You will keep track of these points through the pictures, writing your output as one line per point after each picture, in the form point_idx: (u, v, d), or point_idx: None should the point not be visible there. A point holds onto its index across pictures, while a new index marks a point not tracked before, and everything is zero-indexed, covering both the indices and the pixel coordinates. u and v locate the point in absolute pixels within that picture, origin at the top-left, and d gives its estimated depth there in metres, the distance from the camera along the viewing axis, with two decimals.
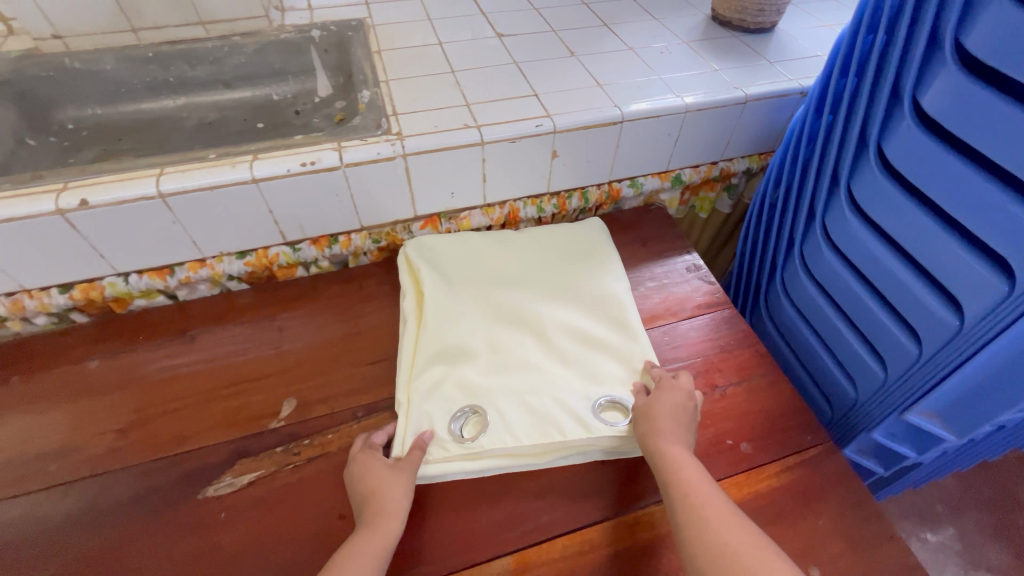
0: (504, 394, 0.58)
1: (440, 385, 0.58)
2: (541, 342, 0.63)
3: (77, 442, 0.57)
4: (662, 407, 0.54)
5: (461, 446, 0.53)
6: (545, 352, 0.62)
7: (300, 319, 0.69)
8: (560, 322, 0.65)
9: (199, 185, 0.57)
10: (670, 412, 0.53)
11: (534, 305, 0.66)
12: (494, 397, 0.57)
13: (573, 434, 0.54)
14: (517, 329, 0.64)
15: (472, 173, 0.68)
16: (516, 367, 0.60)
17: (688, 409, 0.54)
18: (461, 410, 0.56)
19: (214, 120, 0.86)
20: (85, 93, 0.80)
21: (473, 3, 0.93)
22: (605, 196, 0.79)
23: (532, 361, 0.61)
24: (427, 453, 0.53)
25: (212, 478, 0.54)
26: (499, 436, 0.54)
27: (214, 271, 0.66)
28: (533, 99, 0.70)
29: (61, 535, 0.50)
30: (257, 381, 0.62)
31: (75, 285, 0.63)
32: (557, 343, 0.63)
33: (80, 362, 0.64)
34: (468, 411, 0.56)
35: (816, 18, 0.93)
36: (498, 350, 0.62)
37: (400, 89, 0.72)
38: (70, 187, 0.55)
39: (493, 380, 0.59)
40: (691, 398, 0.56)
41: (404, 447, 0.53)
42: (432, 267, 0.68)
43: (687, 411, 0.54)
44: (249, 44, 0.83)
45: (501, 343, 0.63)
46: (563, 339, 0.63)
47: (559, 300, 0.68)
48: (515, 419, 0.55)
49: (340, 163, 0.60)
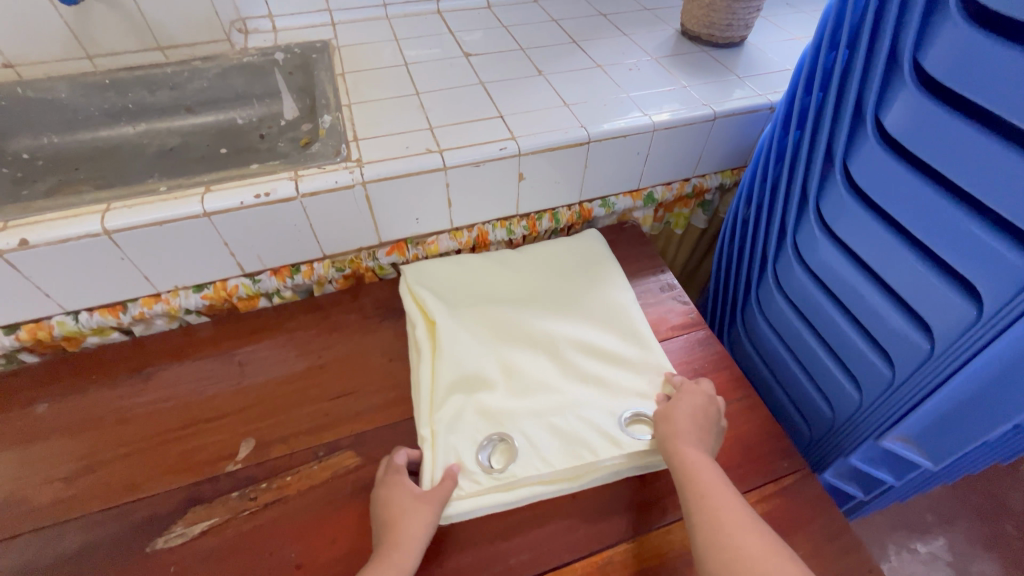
0: (527, 417, 0.56)
1: (462, 416, 0.56)
2: (554, 361, 0.62)
3: (21, 493, 0.54)
4: (684, 411, 0.54)
5: (492, 477, 0.51)
6: (561, 371, 0.61)
7: (261, 352, 0.66)
8: (573, 337, 0.64)
9: (146, 221, 0.54)
10: (691, 415, 0.53)
11: (545, 322, 0.65)
12: (518, 422, 0.55)
13: (606, 452, 0.53)
14: (530, 351, 0.63)
15: (437, 198, 0.66)
16: (536, 390, 0.59)
17: (708, 412, 0.54)
18: (487, 439, 0.54)
19: (176, 146, 0.83)
20: (39, 122, 0.78)
21: (441, 22, 0.92)
22: (576, 216, 0.78)
23: (551, 381, 0.60)
24: (458, 486, 0.51)
25: (163, 528, 0.52)
26: (531, 460, 0.52)
27: (170, 306, 0.64)
28: (498, 121, 0.69)
29: None
30: (214, 421, 0.60)
31: (22, 325, 0.61)
32: (572, 360, 0.62)
33: (27, 406, 0.61)
34: (495, 439, 0.54)
35: (786, 31, 0.93)
36: (514, 373, 0.61)
37: (362, 113, 0.70)
38: (10, 227, 0.53)
39: (515, 406, 0.57)
40: (713, 401, 0.56)
41: (434, 481, 0.51)
42: (436, 294, 0.66)
43: (709, 416, 0.54)
44: (210, 68, 0.81)
45: (516, 364, 0.61)
46: (575, 356, 0.62)
47: (572, 314, 0.67)
48: (544, 444, 0.54)
49: (296, 193, 0.58)
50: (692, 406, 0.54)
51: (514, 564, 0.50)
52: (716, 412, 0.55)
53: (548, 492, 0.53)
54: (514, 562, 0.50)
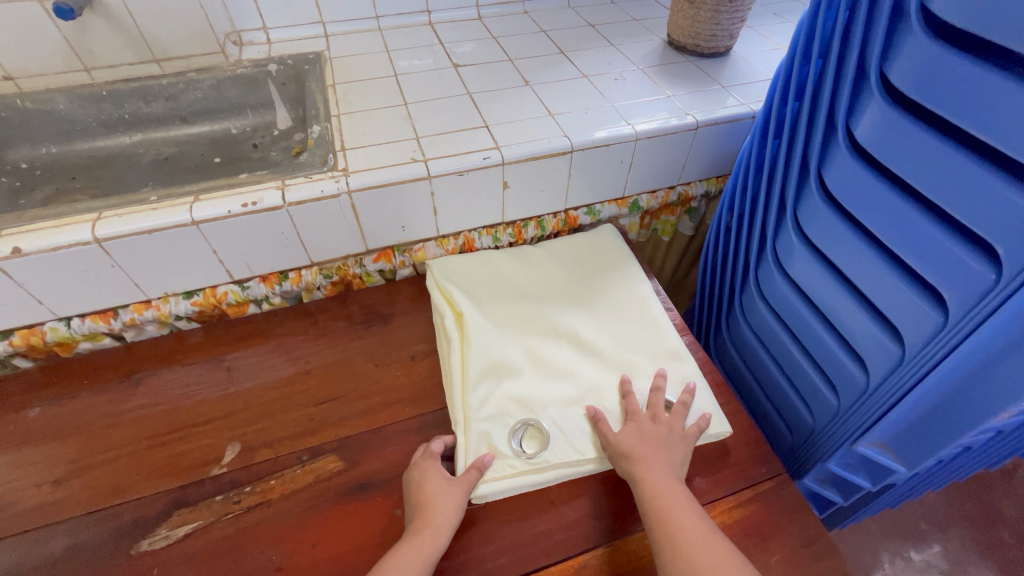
0: (554, 404, 0.59)
1: (491, 402, 0.58)
2: (577, 348, 0.66)
3: (11, 496, 0.55)
4: (633, 435, 0.54)
5: (527, 461, 0.54)
6: (583, 359, 0.65)
7: (249, 358, 0.67)
8: (593, 328, 0.68)
9: (137, 230, 0.56)
10: (641, 438, 0.54)
11: (567, 314, 0.69)
12: (547, 408, 0.58)
13: None
14: (553, 342, 0.66)
15: (423, 206, 0.67)
16: (561, 378, 0.62)
17: (666, 429, 0.55)
18: (517, 425, 0.57)
19: (171, 156, 0.85)
20: (37, 133, 0.80)
21: (432, 33, 0.94)
22: (562, 223, 0.79)
23: (574, 368, 0.63)
24: (484, 472, 0.53)
25: (147, 531, 0.53)
26: (562, 446, 0.55)
27: (160, 312, 0.66)
28: (483, 131, 0.70)
29: None
30: (202, 425, 0.61)
31: (15, 331, 0.62)
32: (594, 348, 0.65)
33: (19, 411, 0.62)
34: (527, 424, 0.57)
35: (772, 41, 0.94)
36: (540, 361, 0.63)
37: (351, 123, 0.72)
38: (4, 235, 0.54)
39: (541, 393, 0.60)
40: (659, 420, 0.56)
41: (466, 464, 0.53)
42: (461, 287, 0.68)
43: (668, 433, 0.55)
44: (205, 80, 0.83)
45: (541, 354, 0.64)
46: (597, 343, 0.66)
47: (591, 308, 0.70)
48: (573, 432, 0.57)
49: (282, 203, 0.59)
50: (641, 428, 0.55)
51: (491, 568, 0.50)
52: (670, 427, 0.55)
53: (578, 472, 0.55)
54: (491, 566, 0.50)
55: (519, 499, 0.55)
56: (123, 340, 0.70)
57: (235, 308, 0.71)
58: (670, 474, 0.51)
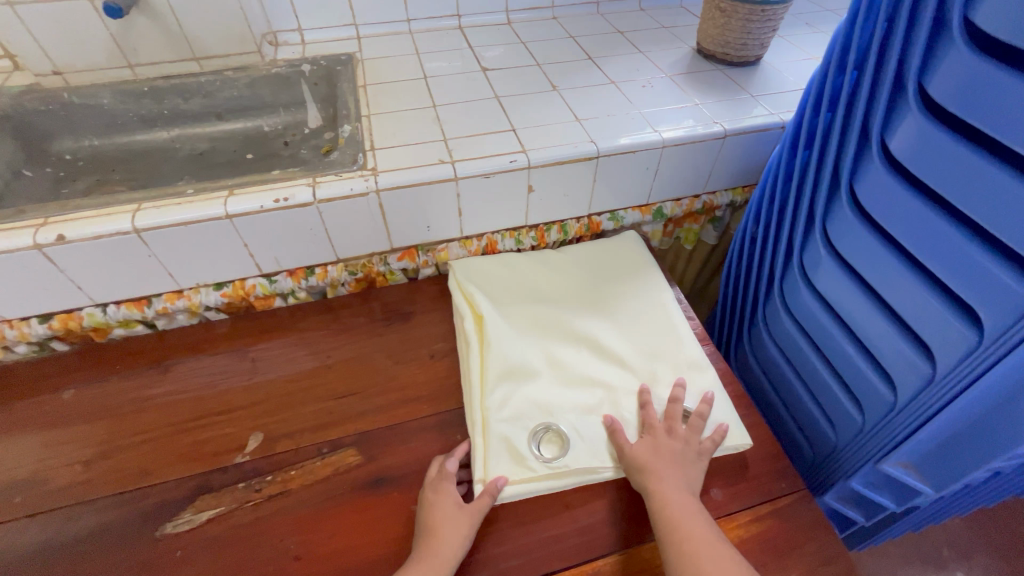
0: (573, 409, 0.59)
1: (510, 404, 0.58)
2: (597, 353, 0.66)
3: (44, 474, 0.57)
4: (647, 448, 0.54)
5: (545, 465, 0.54)
6: (603, 366, 0.65)
7: (274, 350, 0.69)
8: (614, 334, 0.68)
9: (174, 221, 0.58)
10: (654, 450, 0.54)
11: (588, 319, 0.69)
12: (565, 413, 0.58)
13: None
14: (573, 347, 0.66)
15: (448, 207, 0.68)
16: (580, 383, 0.62)
17: (681, 443, 0.55)
18: (536, 428, 0.57)
19: (205, 151, 0.88)
20: (81, 126, 0.83)
21: (462, 37, 0.95)
22: (585, 228, 0.79)
23: (594, 375, 0.63)
24: (501, 472, 0.53)
25: (172, 514, 0.54)
26: (580, 451, 0.56)
27: (191, 302, 0.68)
28: (510, 134, 0.71)
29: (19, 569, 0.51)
30: (226, 414, 0.62)
31: (55, 315, 0.64)
32: (614, 354, 0.65)
33: (55, 392, 0.64)
34: (546, 428, 0.57)
35: (803, 51, 0.93)
36: (560, 366, 0.64)
37: (381, 123, 0.73)
38: (49, 223, 0.57)
39: (560, 398, 0.60)
40: (675, 432, 0.56)
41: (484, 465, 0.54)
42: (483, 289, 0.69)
43: (684, 449, 0.54)
44: (241, 78, 0.86)
45: (560, 358, 0.64)
46: (618, 350, 0.66)
47: (612, 314, 0.70)
48: (591, 438, 0.57)
49: (312, 200, 0.61)
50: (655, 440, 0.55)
51: (503, 569, 0.51)
52: (686, 441, 0.55)
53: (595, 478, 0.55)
54: (504, 567, 0.51)
55: (534, 502, 0.55)
56: (153, 328, 0.71)
57: (262, 300, 0.72)
58: (683, 489, 0.51)
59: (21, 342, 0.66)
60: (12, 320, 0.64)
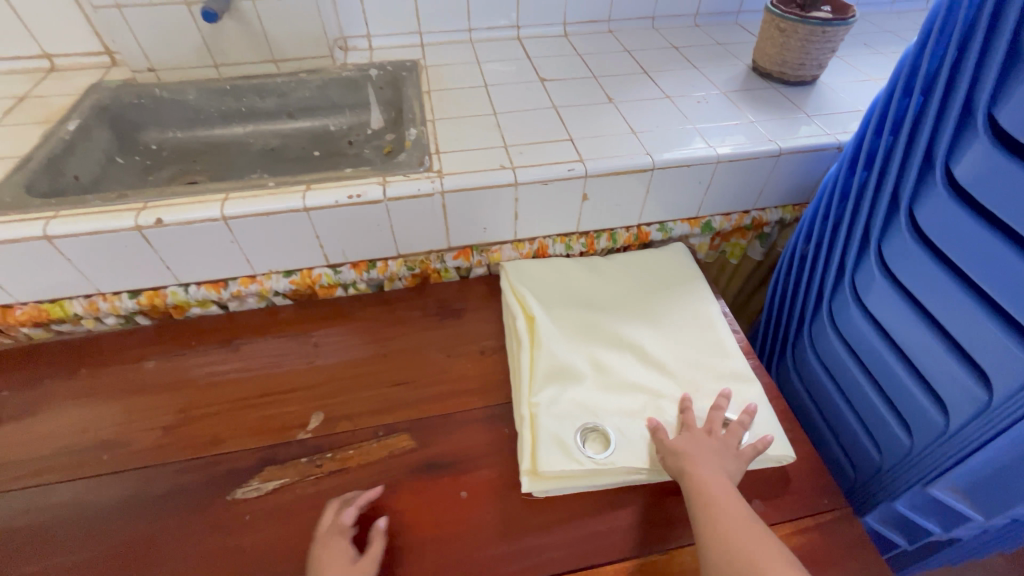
0: (618, 412, 0.61)
1: (558, 402, 0.61)
2: (643, 361, 0.67)
3: (128, 436, 0.63)
4: (687, 441, 0.56)
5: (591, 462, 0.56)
6: (648, 372, 0.66)
7: (334, 337, 0.73)
8: (659, 342, 0.69)
9: (259, 211, 0.63)
10: (693, 444, 0.55)
11: (635, 327, 0.71)
12: (611, 415, 0.60)
13: None
14: (619, 352, 0.68)
15: (505, 210, 0.71)
16: (625, 387, 0.64)
17: (720, 441, 0.56)
18: (582, 427, 0.59)
19: (276, 147, 0.93)
20: (168, 118, 0.90)
21: (520, 47, 0.99)
22: (633, 238, 0.81)
23: (639, 380, 0.65)
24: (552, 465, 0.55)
25: (241, 481, 0.58)
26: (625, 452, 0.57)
27: (263, 286, 0.73)
28: (567, 143, 0.74)
29: (108, 520, 0.56)
30: (290, 392, 0.67)
31: (143, 291, 0.70)
32: (659, 362, 0.67)
33: (138, 362, 0.70)
34: (590, 428, 0.59)
35: (861, 72, 0.93)
36: (606, 369, 0.66)
37: (445, 128, 0.77)
38: (148, 207, 0.62)
39: (606, 400, 0.62)
40: (716, 432, 0.57)
41: (532, 458, 0.56)
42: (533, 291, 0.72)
43: (721, 446, 0.55)
44: (314, 80, 0.91)
45: (606, 362, 0.66)
46: (662, 358, 0.67)
47: (658, 323, 0.72)
48: (636, 441, 0.58)
49: (382, 198, 0.65)
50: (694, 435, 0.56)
51: (547, 559, 0.53)
52: (726, 440, 0.56)
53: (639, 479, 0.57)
54: (547, 556, 0.53)
55: (578, 497, 0.57)
56: (225, 309, 0.76)
57: (325, 289, 0.76)
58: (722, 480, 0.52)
59: (110, 316, 0.71)
60: (106, 294, 0.69)
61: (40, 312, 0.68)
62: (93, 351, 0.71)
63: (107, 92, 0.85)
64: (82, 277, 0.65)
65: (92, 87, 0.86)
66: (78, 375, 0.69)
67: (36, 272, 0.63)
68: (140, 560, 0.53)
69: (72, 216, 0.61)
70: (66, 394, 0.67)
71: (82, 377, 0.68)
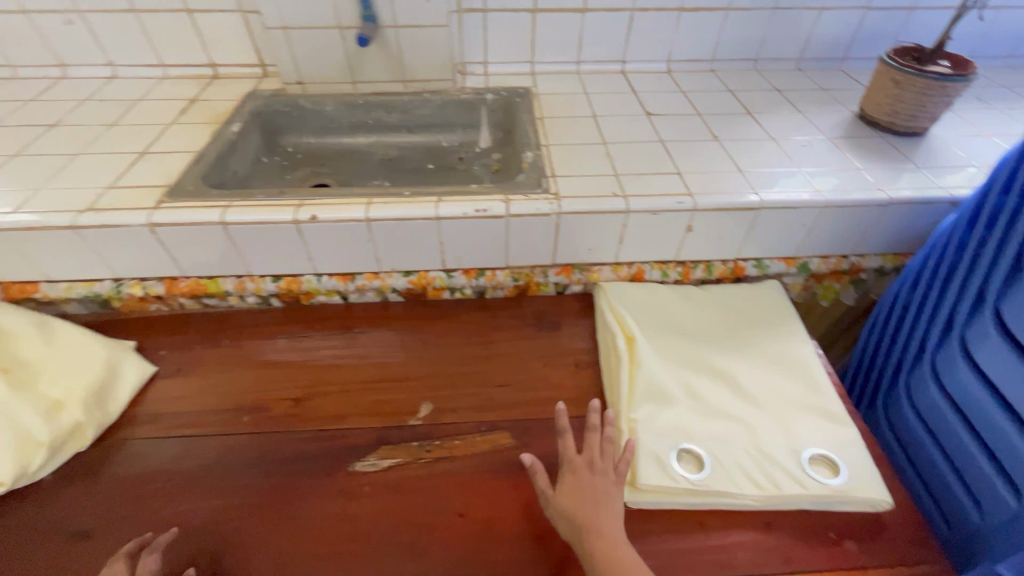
0: (712, 437, 0.64)
1: (654, 420, 0.64)
2: (738, 394, 0.69)
3: (263, 403, 0.71)
4: (580, 494, 0.55)
5: (686, 481, 0.59)
6: (741, 403, 0.68)
7: (440, 335, 0.80)
8: (752, 375, 0.71)
9: (396, 216, 0.70)
10: (581, 495, 0.55)
11: (729, 360, 0.73)
12: (705, 439, 0.63)
13: (788, 487, 0.59)
14: (712, 380, 0.71)
15: (612, 235, 0.76)
16: (718, 415, 0.67)
17: (577, 479, 0.56)
18: (678, 447, 0.62)
19: (394, 156, 1.02)
20: (306, 125, 1.01)
21: (625, 81, 1.05)
22: (729, 271, 0.83)
23: (732, 410, 0.67)
24: (648, 478, 0.58)
25: (360, 455, 0.65)
26: (720, 476, 0.60)
27: (384, 283, 0.80)
28: (676, 177, 0.78)
29: (247, 474, 0.63)
30: (402, 381, 0.73)
31: (283, 277, 0.78)
32: (752, 394, 0.69)
33: (270, 339, 0.79)
34: (683, 448, 0.62)
35: (973, 127, 0.92)
36: (699, 395, 0.68)
37: (559, 154, 0.83)
38: (305, 205, 0.71)
39: (700, 424, 0.65)
40: (596, 468, 0.57)
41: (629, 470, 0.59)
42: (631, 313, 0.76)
43: (602, 483, 0.56)
44: (436, 100, 1.00)
45: (700, 388, 0.69)
46: (755, 391, 0.69)
47: (751, 356, 0.74)
48: (731, 467, 0.61)
49: (505, 214, 0.71)
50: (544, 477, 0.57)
51: None
52: (606, 478, 0.56)
53: (731, 504, 0.59)
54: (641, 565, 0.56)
55: (670, 514, 0.60)
56: (345, 301, 0.83)
57: (435, 291, 0.83)
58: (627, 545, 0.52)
59: (251, 295, 0.80)
60: (253, 276, 0.78)
61: (198, 286, 0.78)
62: (233, 324, 0.81)
63: (261, 99, 0.97)
64: (239, 260, 0.75)
65: (247, 95, 0.98)
66: (222, 344, 0.78)
67: (205, 253, 0.73)
68: (275, 512, 0.60)
69: (243, 207, 0.70)
70: (211, 360, 0.76)
71: (225, 346, 0.78)
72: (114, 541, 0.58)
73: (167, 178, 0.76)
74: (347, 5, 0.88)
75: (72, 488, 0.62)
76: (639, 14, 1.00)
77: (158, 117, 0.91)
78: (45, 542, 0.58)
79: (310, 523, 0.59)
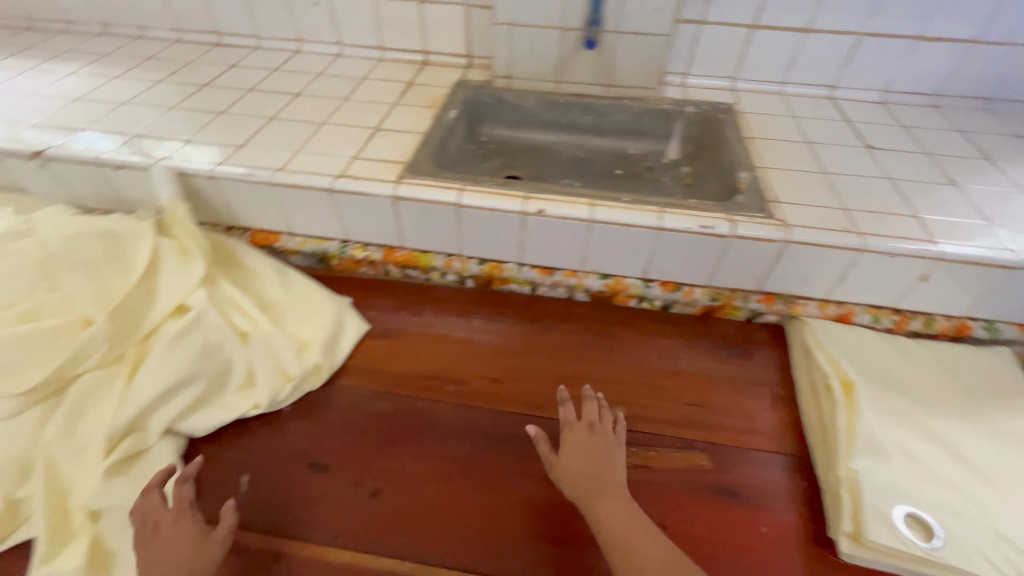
0: (942, 507, 0.59)
1: (875, 476, 0.60)
2: (961, 463, 0.63)
3: (464, 377, 0.75)
4: (579, 455, 0.59)
5: (918, 549, 0.55)
6: (973, 476, 0.62)
7: (628, 341, 0.80)
8: (985, 448, 0.65)
9: (620, 221, 0.71)
10: (583, 455, 0.59)
11: (955, 427, 0.67)
12: (934, 507, 0.59)
13: None
14: (936, 444, 0.65)
15: (834, 271, 0.72)
16: (947, 484, 0.61)
17: (584, 440, 0.60)
18: (905, 510, 0.58)
19: (582, 158, 1.04)
20: (503, 118, 1.05)
21: (835, 108, 0.99)
22: (950, 329, 0.77)
23: (962, 482, 0.62)
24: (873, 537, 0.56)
25: (558, 446, 0.67)
26: (956, 552, 0.55)
27: (580, 282, 0.82)
28: (914, 220, 0.72)
29: (455, 441, 0.67)
30: (593, 381, 0.74)
31: (487, 261, 0.82)
32: (987, 470, 0.63)
33: (466, 317, 0.83)
34: (911, 513, 0.58)
35: None
36: (922, 458, 0.63)
37: (777, 178, 0.80)
38: (532, 198, 0.73)
39: (926, 490, 0.60)
40: (596, 429, 0.62)
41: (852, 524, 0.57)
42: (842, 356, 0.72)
43: (594, 441, 0.60)
44: (635, 107, 1.00)
45: (922, 450, 0.64)
46: (990, 466, 0.63)
47: (980, 427, 0.67)
48: (968, 545, 0.56)
49: (730, 234, 0.70)
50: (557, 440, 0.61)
51: None
52: (608, 439, 0.61)
53: None
54: None
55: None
56: (533, 292, 0.86)
57: (623, 298, 0.83)
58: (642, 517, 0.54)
59: (453, 273, 0.85)
60: (461, 257, 0.83)
61: (412, 257, 0.84)
62: (431, 297, 0.86)
63: (471, 89, 1.02)
64: (455, 240, 0.79)
65: (458, 83, 1.04)
66: (423, 313, 0.83)
67: (430, 229, 0.78)
68: (484, 486, 0.63)
69: (477, 192, 0.74)
70: (413, 326, 0.81)
71: (426, 315, 0.83)
72: (344, 479, 0.63)
73: (403, 156, 0.82)
74: (576, 8, 0.90)
75: (305, 423, 0.68)
76: (867, 39, 0.94)
77: (383, 96, 0.99)
78: (288, 468, 0.64)
79: (518, 503, 0.62)
